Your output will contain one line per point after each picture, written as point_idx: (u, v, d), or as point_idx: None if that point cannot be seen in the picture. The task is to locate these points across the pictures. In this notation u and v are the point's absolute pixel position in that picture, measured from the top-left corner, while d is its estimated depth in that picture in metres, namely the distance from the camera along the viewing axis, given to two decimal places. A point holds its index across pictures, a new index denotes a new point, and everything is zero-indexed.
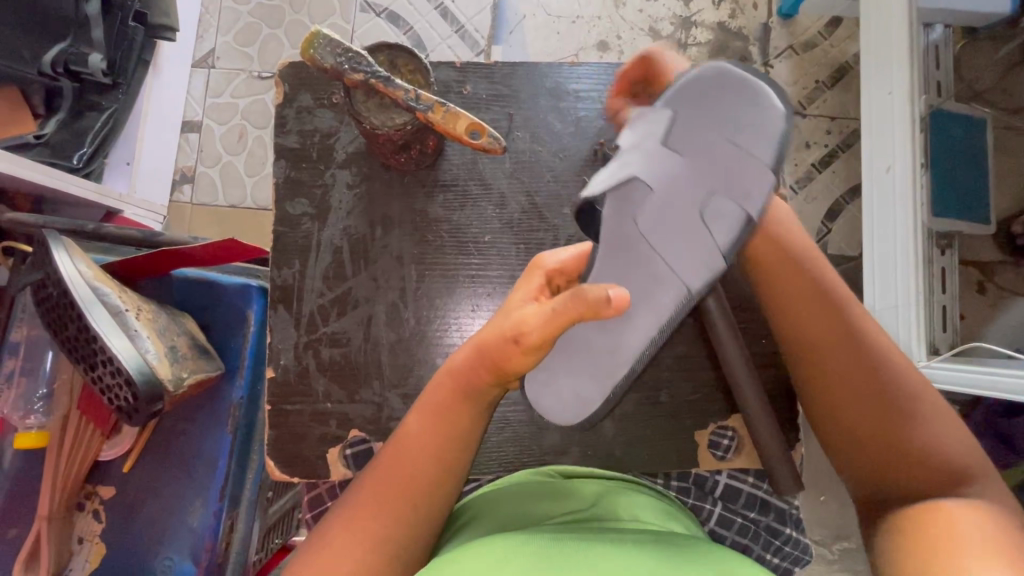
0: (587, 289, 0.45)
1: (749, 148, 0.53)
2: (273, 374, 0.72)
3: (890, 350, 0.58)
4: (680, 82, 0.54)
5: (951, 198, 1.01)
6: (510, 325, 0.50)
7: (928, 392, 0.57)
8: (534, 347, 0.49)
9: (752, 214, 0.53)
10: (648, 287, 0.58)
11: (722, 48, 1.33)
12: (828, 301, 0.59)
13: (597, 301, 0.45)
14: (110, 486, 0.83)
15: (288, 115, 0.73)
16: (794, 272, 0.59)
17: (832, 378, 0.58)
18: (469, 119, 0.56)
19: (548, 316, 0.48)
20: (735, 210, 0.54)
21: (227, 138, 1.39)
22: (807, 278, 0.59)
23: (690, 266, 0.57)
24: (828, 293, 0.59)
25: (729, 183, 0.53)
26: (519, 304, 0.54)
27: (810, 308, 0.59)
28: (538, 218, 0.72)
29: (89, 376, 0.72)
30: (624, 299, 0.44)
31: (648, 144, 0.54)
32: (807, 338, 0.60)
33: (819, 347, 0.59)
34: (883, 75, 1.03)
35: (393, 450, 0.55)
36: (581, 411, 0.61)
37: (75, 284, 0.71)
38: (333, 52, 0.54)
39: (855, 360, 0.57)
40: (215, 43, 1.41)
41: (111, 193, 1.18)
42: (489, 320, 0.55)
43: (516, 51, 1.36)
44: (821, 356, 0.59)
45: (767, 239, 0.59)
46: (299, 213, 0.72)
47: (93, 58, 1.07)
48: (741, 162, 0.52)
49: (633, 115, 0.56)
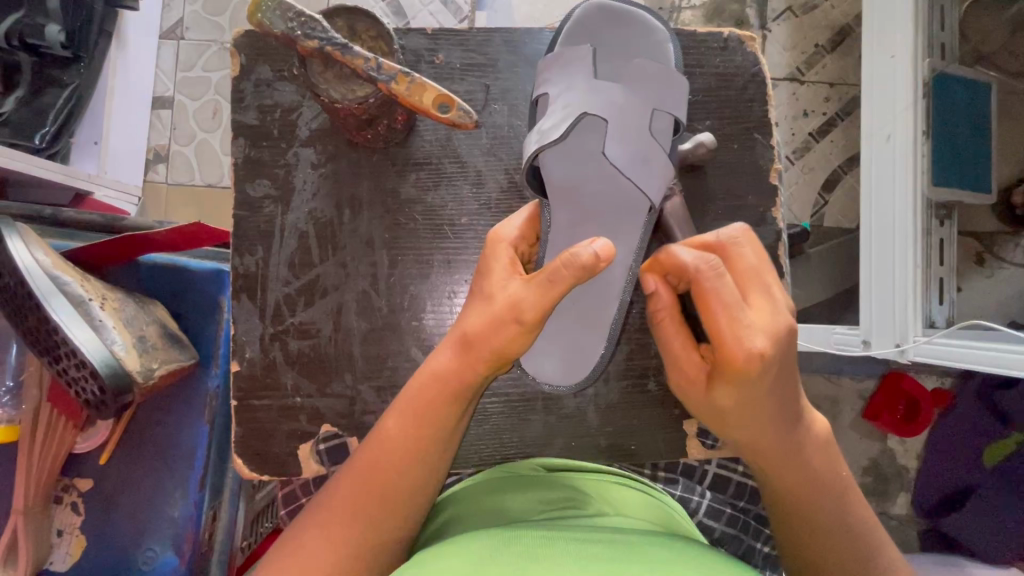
0: (579, 254, 0.45)
1: (650, 69, 0.65)
2: (239, 368, 0.69)
3: (825, 469, 0.51)
4: (572, 25, 0.67)
5: (954, 166, 0.97)
6: (505, 308, 0.49)
7: (854, 503, 0.52)
8: (535, 324, 0.49)
9: (683, 116, 0.65)
10: (615, 217, 0.64)
11: (719, 10, 1.26)
12: (769, 424, 0.49)
13: (592, 267, 0.45)
14: (88, 478, 0.80)
15: (245, 89, 0.68)
16: (776, 419, 0.48)
17: (825, 511, 0.51)
18: (437, 90, 0.51)
19: (543, 291, 0.48)
20: (668, 119, 0.65)
21: (201, 114, 1.33)
22: (734, 403, 0.48)
23: (652, 177, 0.63)
24: (758, 418, 0.48)
25: (644, 103, 0.65)
26: (502, 282, 0.52)
27: (809, 440, 0.51)
28: (517, 196, 0.68)
29: (53, 368, 0.69)
30: (612, 251, 0.46)
31: (574, 85, 0.64)
32: (817, 478, 0.51)
33: (806, 478, 0.51)
34: (886, 35, 0.98)
35: (371, 451, 0.52)
36: (585, 364, 0.60)
37: (32, 274, 0.67)
38: (283, 16, 0.49)
39: (849, 494, 0.52)
40: (182, 12, 1.33)
41: (79, 173, 1.11)
42: (470, 306, 0.52)
43: (502, 17, 1.29)
44: (810, 488, 0.51)
45: (685, 368, 0.50)
46: (261, 196, 0.69)
47: (50, 30, 1.00)
48: (644, 84, 0.65)
49: (546, 60, 0.65)
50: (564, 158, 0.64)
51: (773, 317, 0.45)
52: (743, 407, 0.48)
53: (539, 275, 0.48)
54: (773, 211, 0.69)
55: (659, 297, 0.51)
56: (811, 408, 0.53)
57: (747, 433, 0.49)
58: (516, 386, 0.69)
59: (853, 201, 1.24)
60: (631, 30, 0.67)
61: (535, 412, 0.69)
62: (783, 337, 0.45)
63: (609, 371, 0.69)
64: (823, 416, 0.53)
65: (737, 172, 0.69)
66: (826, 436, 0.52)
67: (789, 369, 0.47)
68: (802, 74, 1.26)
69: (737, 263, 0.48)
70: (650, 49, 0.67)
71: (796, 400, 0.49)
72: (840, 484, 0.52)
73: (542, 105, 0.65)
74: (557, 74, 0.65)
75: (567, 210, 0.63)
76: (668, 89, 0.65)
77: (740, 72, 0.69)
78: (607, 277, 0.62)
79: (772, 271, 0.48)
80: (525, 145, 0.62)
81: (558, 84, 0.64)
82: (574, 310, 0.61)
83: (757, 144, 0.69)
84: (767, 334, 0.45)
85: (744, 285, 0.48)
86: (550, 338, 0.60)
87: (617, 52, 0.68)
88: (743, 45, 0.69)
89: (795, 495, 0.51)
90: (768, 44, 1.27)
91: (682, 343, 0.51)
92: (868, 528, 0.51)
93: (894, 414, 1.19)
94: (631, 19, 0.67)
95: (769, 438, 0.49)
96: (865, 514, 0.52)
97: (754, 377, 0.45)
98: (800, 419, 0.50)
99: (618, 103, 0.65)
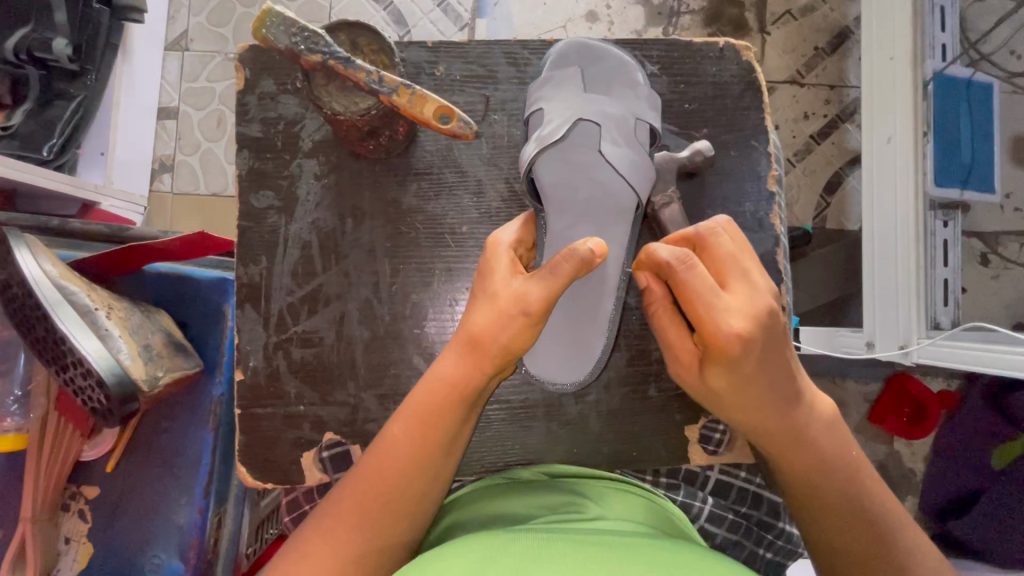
0: (577, 249, 0.47)
1: (629, 88, 0.68)
2: (243, 377, 0.70)
3: (834, 445, 0.51)
4: (556, 53, 0.70)
5: (957, 165, 0.95)
6: (511, 301, 0.50)
7: (864, 477, 0.52)
8: (541, 316, 0.50)
9: (658, 125, 0.67)
10: (607, 218, 0.64)
11: (719, 14, 1.26)
12: (769, 405, 0.49)
13: (590, 261, 0.47)
14: (95, 486, 0.80)
15: (250, 103, 0.69)
16: (778, 398, 0.49)
17: (845, 497, 0.51)
18: (437, 101, 0.53)
19: (547, 284, 0.49)
20: (645, 126, 0.67)
21: (205, 124, 1.34)
22: (727, 386, 0.48)
23: (636, 178, 0.64)
24: (750, 398, 0.48)
25: (625, 115, 0.67)
26: (504, 280, 0.52)
27: (812, 429, 0.51)
28: (517, 205, 0.69)
29: (60, 377, 0.70)
30: (605, 248, 0.47)
31: (565, 103, 0.67)
32: (826, 465, 0.51)
33: (819, 459, 0.51)
34: (885, 39, 0.99)
35: (377, 453, 0.52)
36: (585, 361, 0.61)
37: (40, 284, 0.67)
38: (287, 31, 0.50)
39: (860, 471, 0.52)
40: (188, 24, 1.35)
41: (86, 184, 1.13)
42: (469, 305, 0.53)
43: (502, 25, 1.29)
44: (827, 477, 0.51)
45: (681, 356, 0.51)
46: (265, 207, 0.70)
47: (58, 44, 1.01)
48: (625, 98, 0.67)
49: (535, 83, 0.68)
50: (559, 165, 0.65)
51: (751, 301, 0.46)
52: (732, 390, 0.48)
53: (542, 268, 0.49)
54: (771, 216, 0.69)
55: (652, 291, 0.52)
56: (819, 393, 0.53)
57: (749, 411, 0.49)
58: (518, 392, 0.69)
59: (854, 203, 1.24)
60: (607, 53, 0.70)
61: (537, 419, 0.69)
62: (763, 318, 0.45)
63: (610, 378, 0.69)
64: (830, 399, 0.53)
65: (736, 178, 0.69)
66: (834, 419, 0.52)
67: (780, 348, 0.47)
68: (801, 76, 1.26)
69: (715, 251, 0.49)
70: (623, 69, 0.69)
71: (797, 378, 0.49)
72: (858, 471, 0.52)
73: (538, 119, 0.67)
74: (548, 95, 0.67)
75: (564, 215, 0.64)
76: (647, 103, 0.67)
77: (735, 79, 0.70)
78: (601, 274, 0.62)
79: (751, 257, 0.48)
80: (524, 153, 0.65)
81: (550, 102, 0.67)
82: (571, 306, 0.61)
83: (754, 150, 0.69)
84: (746, 315, 0.45)
85: (723, 273, 0.48)
86: (550, 336, 0.61)
87: (598, 69, 0.70)
88: (739, 54, 0.70)
89: (811, 486, 0.51)
90: (769, 48, 1.27)
91: (678, 331, 0.51)
92: (882, 507, 0.51)
93: (901, 417, 1.18)
94: (603, 46, 0.70)
95: (774, 417, 0.49)
96: (887, 500, 0.52)
97: (740, 358, 0.45)
98: (801, 400, 0.50)
99: (606, 118, 0.67)
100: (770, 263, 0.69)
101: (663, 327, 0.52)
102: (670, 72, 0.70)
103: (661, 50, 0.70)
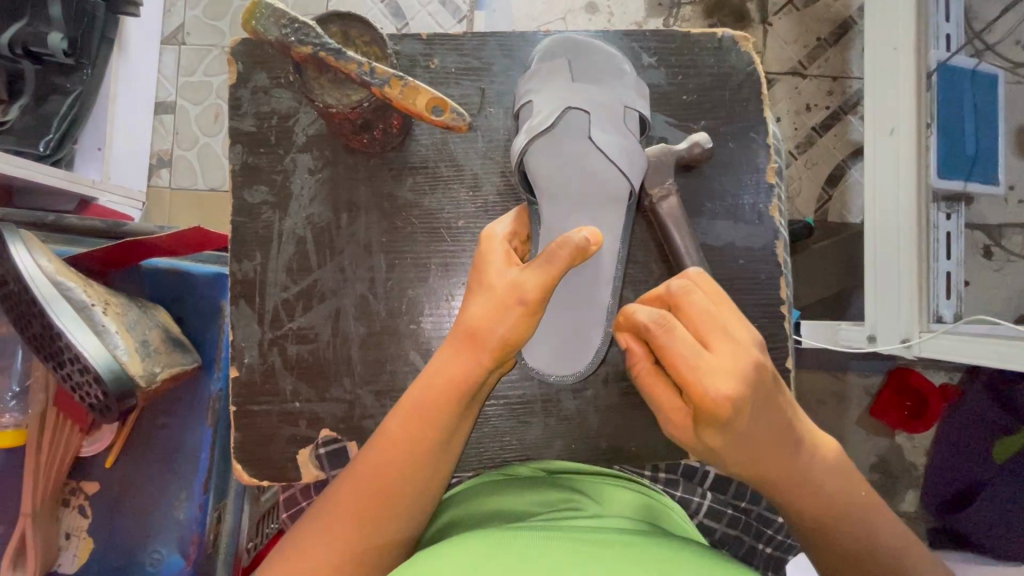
0: (571, 237, 0.48)
1: (618, 78, 0.67)
2: (238, 374, 0.69)
3: (835, 483, 0.51)
4: (543, 48, 0.68)
5: (959, 158, 0.95)
6: (508, 291, 0.50)
7: (867, 506, 0.52)
8: (539, 304, 0.50)
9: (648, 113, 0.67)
10: (601, 207, 0.64)
11: (720, 4, 1.25)
12: (770, 456, 0.47)
13: (584, 249, 0.48)
14: (95, 481, 0.80)
15: (242, 97, 0.69)
16: (775, 447, 0.47)
17: (845, 536, 0.51)
18: (431, 94, 0.52)
19: (543, 273, 0.49)
20: (634, 114, 0.67)
21: (203, 118, 1.33)
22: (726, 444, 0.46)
23: (627, 164, 0.63)
24: (747, 451, 0.46)
25: (613, 102, 0.66)
26: (500, 270, 0.52)
27: (818, 468, 0.50)
28: (514, 199, 0.68)
29: (57, 373, 0.69)
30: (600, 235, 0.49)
31: (554, 93, 0.66)
32: (831, 500, 0.51)
33: (821, 498, 0.50)
34: (887, 25, 0.97)
35: (375, 453, 0.52)
36: (584, 351, 0.61)
37: (35, 279, 0.67)
38: (277, 23, 0.50)
39: (863, 505, 0.52)
40: (184, 17, 1.34)
41: (83, 179, 1.12)
42: (449, 346, 0.52)
43: (501, 17, 1.28)
44: (825, 515, 0.51)
45: (674, 418, 0.48)
46: (259, 201, 0.69)
47: (52, 37, 1.00)
48: (614, 87, 0.67)
49: (524, 78, 0.67)
50: (551, 157, 0.64)
51: (737, 362, 0.44)
52: (732, 448, 0.46)
53: (536, 259, 0.49)
54: (770, 209, 0.69)
55: (633, 352, 0.50)
56: (821, 432, 0.52)
57: (748, 464, 0.47)
58: (516, 388, 0.69)
59: (856, 195, 1.23)
60: (595, 43, 0.69)
61: (534, 415, 0.69)
62: (750, 377, 0.44)
63: (608, 373, 0.69)
64: (833, 437, 0.53)
65: (734, 172, 0.69)
66: (837, 457, 0.52)
67: (766, 398, 0.45)
68: (803, 68, 1.25)
69: (690, 311, 0.47)
70: (611, 59, 0.68)
71: (789, 422, 0.48)
72: (856, 506, 0.52)
73: (527, 113, 0.66)
74: (536, 86, 0.66)
75: (557, 208, 0.63)
76: (636, 91, 0.67)
77: (734, 71, 0.69)
78: (597, 261, 0.62)
79: (727, 313, 0.47)
80: (514, 143, 0.64)
81: (538, 93, 0.66)
82: (566, 296, 0.61)
83: (753, 143, 0.69)
84: (734, 376, 0.43)
85: (703, 334, 0.46)
86: (548, 328, 0.61)
87: (589, 58, 0.69)
88: (737, 45, 0.69)
89: (817, 523, 0.51)
90: (769, 39, 1.25)
91: (666, 391, 0.48)
92: (883, 536, 0.52)
93: (903, 410, 1.18)
94: (591, 40, 0.69)
95: (773, 468, 0.48)
96: (885, 526, 0.52)
97: (731, 420, 0.43)
98: (803, 443, 0.49)
99: (596, 105, 0.66)
100: (769, 256, 0.68)
101: (649, 387, 0.49)
102: (668, 64, 0.69)
103: (659, 41, 0.69)
